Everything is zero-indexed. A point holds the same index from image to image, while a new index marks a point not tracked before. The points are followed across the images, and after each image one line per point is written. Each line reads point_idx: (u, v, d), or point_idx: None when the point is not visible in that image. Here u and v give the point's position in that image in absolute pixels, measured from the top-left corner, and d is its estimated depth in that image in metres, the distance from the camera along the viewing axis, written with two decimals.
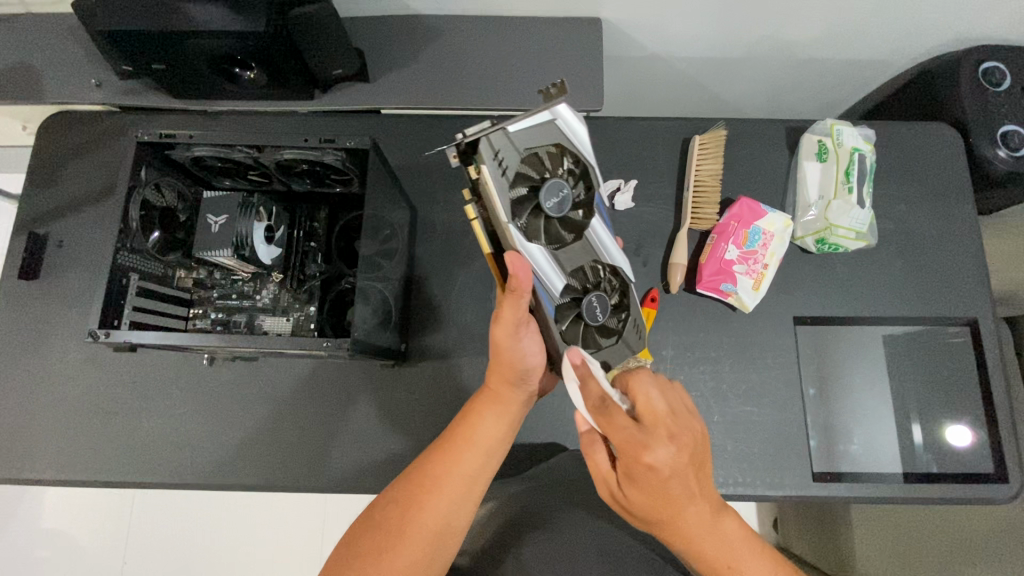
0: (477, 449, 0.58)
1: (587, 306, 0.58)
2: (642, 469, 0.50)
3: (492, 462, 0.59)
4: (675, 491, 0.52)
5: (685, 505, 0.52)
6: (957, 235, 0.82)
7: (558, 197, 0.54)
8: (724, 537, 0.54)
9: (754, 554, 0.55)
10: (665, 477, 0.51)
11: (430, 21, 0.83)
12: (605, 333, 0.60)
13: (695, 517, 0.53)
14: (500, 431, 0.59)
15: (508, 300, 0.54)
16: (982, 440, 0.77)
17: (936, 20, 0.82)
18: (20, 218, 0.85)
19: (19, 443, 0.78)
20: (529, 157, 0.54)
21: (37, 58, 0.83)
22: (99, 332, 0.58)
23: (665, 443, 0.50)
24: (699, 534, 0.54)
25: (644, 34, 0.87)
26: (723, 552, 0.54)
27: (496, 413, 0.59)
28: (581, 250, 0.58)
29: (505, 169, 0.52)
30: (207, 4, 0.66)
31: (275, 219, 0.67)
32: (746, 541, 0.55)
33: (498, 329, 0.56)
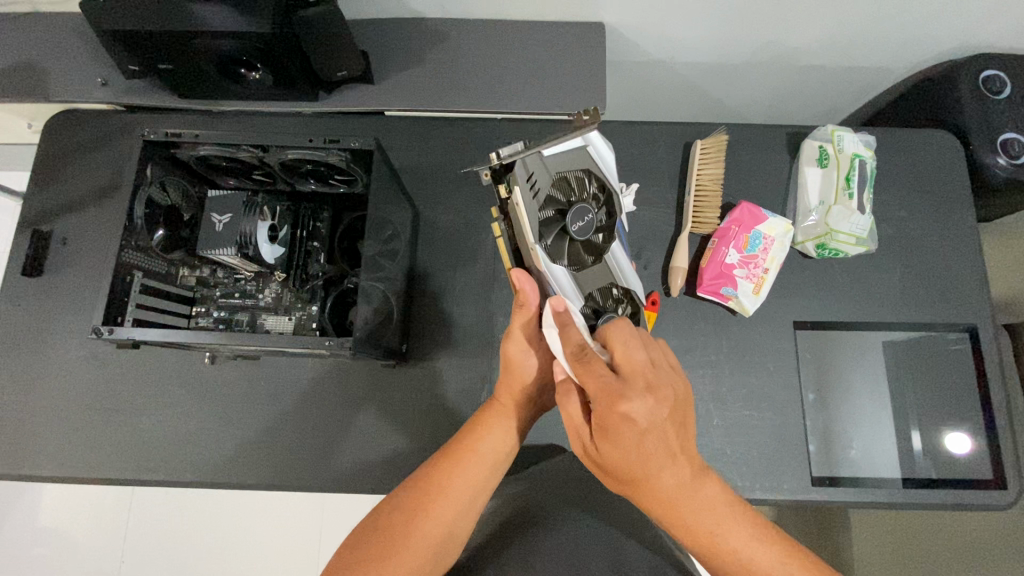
0: (484, 459, 0.58)
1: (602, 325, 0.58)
2: (618, 422, 0.47)
3: (495, 476, 0.59)
4: (652, 448, 0.48)
5: (663, 464, 0.49)
6: (957, 242, 0.83)
7: (583, 221, 0.56)
8: (703, 499, 0.51)
9: (735, 520, 0.52)
10: (642, 431, 0.47)
11: (435, 24, 0.84)
12: None
13: (673, 478, 0.50)
14: (504, 446, 0.60)
15: (519, 317, 0.59)
16: (981, 446, 0.77)
17: (936, 28, 0.83)
18: (25, 215, 0.85)
19: (19, 440, 0.78)
20: (558, 182, 0.57)
21: (44, 57, 0.84)
22: (103, 329, 0.58)
23: (644, 396, 0.47)
24: (676, 496, 0.50)
25: (646, 39, 0.88)
26: (701, 516, 0.51)
27: (503, 425, 0.61)
28: (598, 272, 0.60)
29: (536, 190, 0.55)
30: (213, 6, 0.67)
31: (279, 218, 0.68)
32: (727, 506, 0.52)
33: (510, 345, 0.61)
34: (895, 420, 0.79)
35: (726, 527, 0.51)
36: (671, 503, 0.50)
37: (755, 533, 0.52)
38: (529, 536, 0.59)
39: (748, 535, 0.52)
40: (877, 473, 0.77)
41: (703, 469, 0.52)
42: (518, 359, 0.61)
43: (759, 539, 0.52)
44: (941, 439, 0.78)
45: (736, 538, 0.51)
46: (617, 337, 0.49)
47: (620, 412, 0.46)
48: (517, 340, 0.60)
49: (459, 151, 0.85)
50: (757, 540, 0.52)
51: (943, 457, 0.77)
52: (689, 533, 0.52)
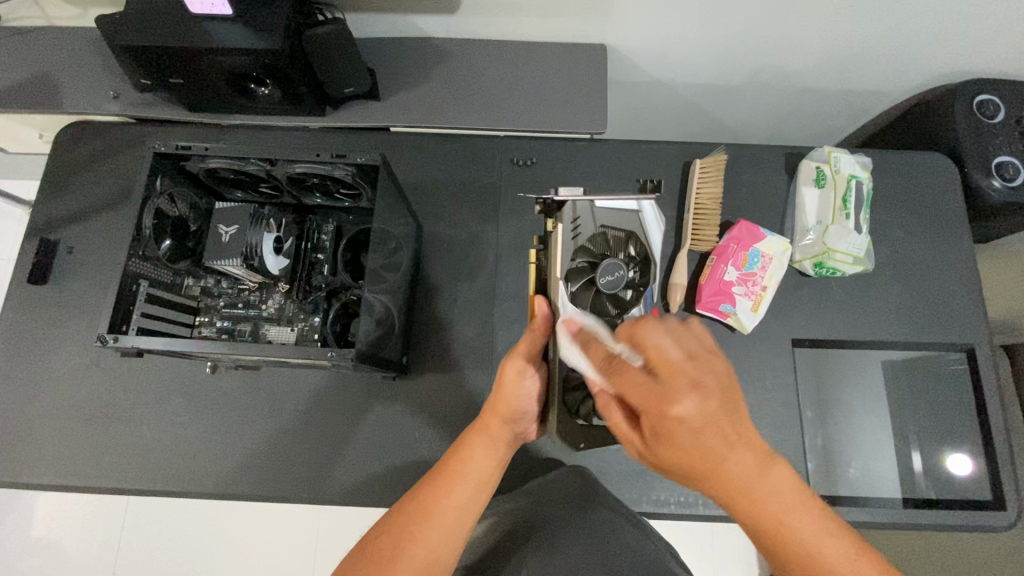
0: (468, 483, 0.55)
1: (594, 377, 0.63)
2: (668, 426, 0.41)
3: (482, 498, 0.56)
4: (711, 446, 0.42)
5: (727, 459, 0.43)
6: (954, 263, 0.84)
7: (612, 275, 0.63)
8: (777, 496, 0.45)
9: (812, 517, 0.45)
10: (695, 432, 0.41)
11: (441, 43, 0.86)
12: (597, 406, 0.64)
13: (739, 471, 0.44)
14: (490, 466, 0.57)
15: (527, 336, 0.61)
16: (980, 467, 0.77)
17: (931, 54, 0.85)
18: (33, 223, 0.86)
19: (18, 447, 0.78)
20: (598, 235, 0.67)
21: (57, 69, 0.85)
22: (108, 336, 0.59)
23: (689, 394, 0.41)
24: (749, 492, 0.44)
25: (647, 61, 0.90)
26: (777, 515, 0.45)
27: (487, 446, 0.57)
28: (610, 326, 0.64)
29: (577, 235, 0.67)
30: (227, 23, 0.69)
31: (284, 231, 0.70)
32: (803, 501, 0.45)
33: (507, 364, 0.58)
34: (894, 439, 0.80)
35: (805, 525, 0.45)
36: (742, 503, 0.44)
37: (836, 534, 0.45)
38: (527, 552, 0.59)
39: (830, 535, 0.45)
40: (877, 492, 0.77)
41: (773, 459, 0.45)
42: (511, 378, 0.57)
43: (840, 538, 0.45)
44: (941, 459, 0.78)
45: (819, 536, 0.45)
46: (644, 338, 0.43)
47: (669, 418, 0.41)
48: (518, 357, 0.57)
49: (462, 166, 0.87)
50: (840, 540, 0.45)
51: (943, 478, 0.77)
52: (769, 535, 0.45)
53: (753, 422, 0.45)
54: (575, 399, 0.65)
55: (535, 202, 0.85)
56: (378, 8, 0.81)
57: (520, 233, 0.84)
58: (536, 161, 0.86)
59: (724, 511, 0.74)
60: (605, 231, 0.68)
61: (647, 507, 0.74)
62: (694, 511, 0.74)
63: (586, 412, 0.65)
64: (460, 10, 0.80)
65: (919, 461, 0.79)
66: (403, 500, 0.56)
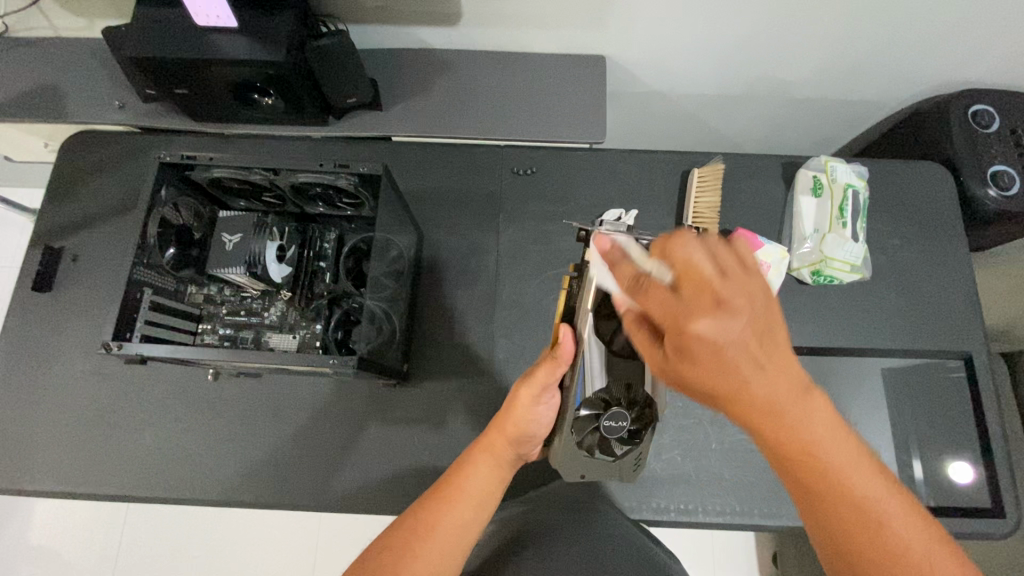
0: (470, 501, 0.56)
1: (606, 418, 0.55)
2: (690, 343, 0.38)
3: (483, 516, 0.57)
4: (739, 363, 0.39)
5: (758, 379, 0.40)
6: (951, 271, 0.84)
7: None
8: (809, 423, 0.42)
9: (843, 447, 0.43)
10: (722, 347, 0.38)
11: (442, 54, 0.87)
12: (603, 446, 0.59)
13: (772, 392, 0.40)
14: (491, 485, 0.57)
15: (546, 364, 0.56)
16: (979, 474, 0.77)
17: (925, 66, 0.86)
18: (38, 232, 0.87)
19: (19, 454, 0.78)
20: None
21: (63, 80, 0.87)
22: (112, 344, 0.59)
23: (715, 311, 0.38)
24: (779, 417, 0.41)
25: (645, 72, 0.91)
26: (806, 441, 0.42)
27: (491, 466, 0.58)
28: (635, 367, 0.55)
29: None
30: (230, 35, 0.70)
31: (287, 238, 0.70)
32: (834, 430, 0.43)
33: (524, 388, 0.57)
34: (894, 447, 0.80)
35: (835, 453, 0.43)
36: (774, 426, 0.41)
37: (864, 465, 0.44)
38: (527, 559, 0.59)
39: (856, 462, 0.43)
40: None
41: (808, 386, 0.42)
42: (523, 404, 0.58)
43: (869, 470, 0.44)
44: (940, 466, 0.78)
45: (845, 467, 0.43)
46: (677, 252, 0.40)
47: (694, 331, 0.38)
48: (532, 385, 0.57)
49: (463, 175, 0.88)
50: (865, 473, 0.44)
51: (943, 485, 0.77)
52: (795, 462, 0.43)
53: (788, 345, 0.41)
54: (581, 434, 0.58)
55: (535, 211, 0.86)
56: (380, 20, 0.82)
57: (520, 241, 0.85)
58: (535, 171, 0.87)
59: (724, 518, 0.74)
60: None
61: (647, 515, 0.74)
62: (694, 519, 0.74)
63: (591, 446, 0.59)
64: (461, 22, 0.81)
65: (919, 470, 0.78)
66: (405, 514, 0.56)
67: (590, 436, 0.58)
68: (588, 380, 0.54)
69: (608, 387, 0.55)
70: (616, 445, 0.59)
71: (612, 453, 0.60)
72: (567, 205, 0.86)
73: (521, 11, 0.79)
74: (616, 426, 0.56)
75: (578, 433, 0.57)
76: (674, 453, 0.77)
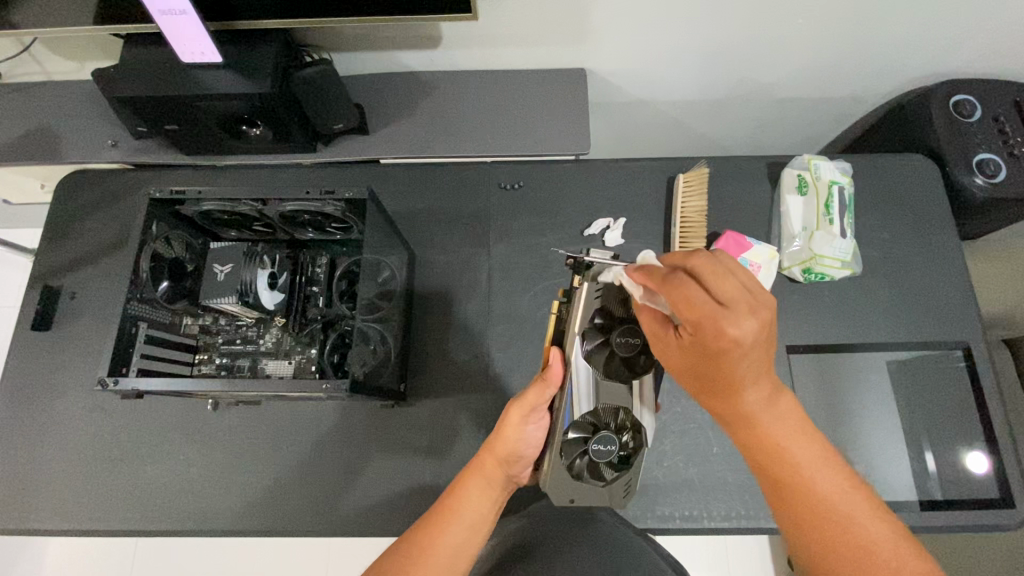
0: (464, 523, 0.56)
1: (594, 441, 0.56)
2: (707, 345, 0.45)
3: (477, 541, 0.56)
4: (744, 367, 0.46)
5: (739, 384, 0.47)
6: (943, 261, 0.84)
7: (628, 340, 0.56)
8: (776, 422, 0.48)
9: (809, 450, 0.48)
10: (745, 351, 0.44)
11: (425, 77, 0.89)
12: (593, 469, 0.57)
13: (750, 394, 0.48)
14: (485, 508, 0.57)
15: (536, 385, 0.58)
16: (985, 464, 0.77)
17: (901, 61, 0.87)
18: (37, 272, 0.88)
19: (23, 493, 0.79)
20: (621, 297, 0.56)
21: (55, 120, 0.89)
22: (108, 380, 0.60)
23: (730, 317, 0.42)
24: (759, 421, 0.48)
25: (626, 82, 0.92)
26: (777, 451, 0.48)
27: (484, 489, 0.58)
28: (620, 391, 0.58)
29: (599, 296, 0.56)
30: (216, 71, 0.72)
31: (278, 266, 0.70)
32: (805, 434, 0.49)
33: (513, 409, 0.58)
34: (899, 443, 0.79)
35: (807, 459, 0.48)
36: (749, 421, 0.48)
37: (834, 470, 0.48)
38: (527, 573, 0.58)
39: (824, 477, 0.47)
40: (881, 496, 0.76)
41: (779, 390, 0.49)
42: (513, 423, 0.58)
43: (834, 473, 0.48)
44: (945, 459, 0.77)
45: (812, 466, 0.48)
46: (681, 274, 0.44)
47: (710, 335, 0.43)
48: (523, 405, 0.58)
49: (451, 193, 0.89)
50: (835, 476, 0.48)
51: (951, 476, 0.76)
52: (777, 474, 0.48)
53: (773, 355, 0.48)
54: (571, 457, 0.57)
55: (525, 224, 0.87)
56: (363, 47, 0.84)
57: (511, 255, 0.86)
58: (522, 185, 0.88)
59: (729, 523, 0.74)
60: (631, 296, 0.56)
61: (652, 524, 0.74)
62: (699, 525, 0.74)
63: (581, 470, 0.57)
64: (442, 44, 0.83)
65: (931, 462, 0.77)
66: (400, 539, 0.56)
67: (579, 459, 0.57)
68: (578, 403, 0.57)
69: (595, 410, 0.57)
70: (605, 468, 0.57)
71: (601, 479, 0.57)
72: (556, 217, 0.87)
73: (499, 31, 0.80)
74: (606, 450, 0.56)
75: (566, 456, 0.56)
76: (676, 460, 0.76)
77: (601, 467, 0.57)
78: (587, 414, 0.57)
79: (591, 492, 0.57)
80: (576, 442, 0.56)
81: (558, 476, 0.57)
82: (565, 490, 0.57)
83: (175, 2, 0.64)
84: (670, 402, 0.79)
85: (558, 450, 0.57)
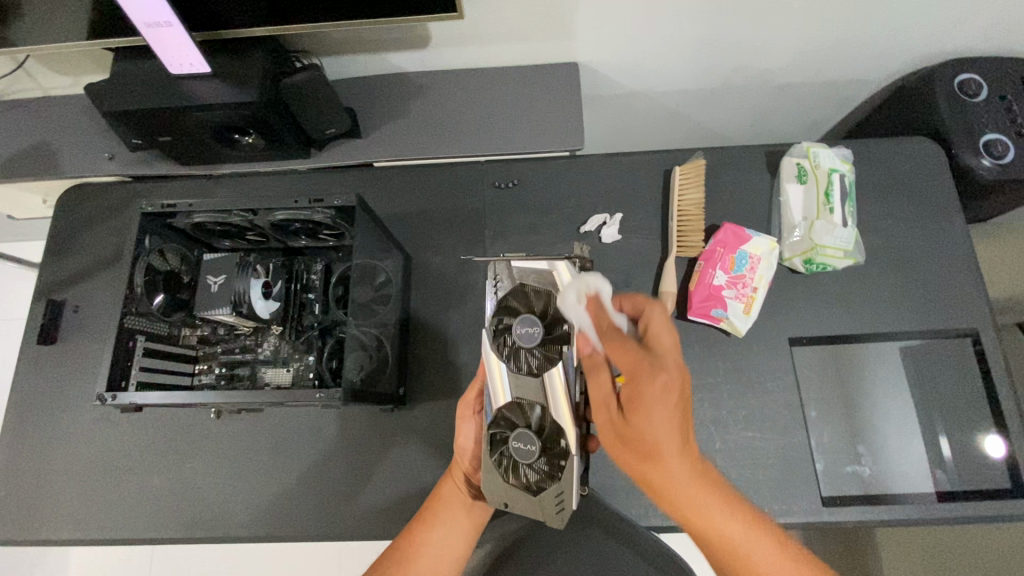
0: (430, 516, 0.62)
1: (512, 440, 0.54)
2: (640, 409, 0.52)
3: (445, 532, 0.61)
4: (659, 439, 0.53)
5: (668, 459, 0.53)
6: (950, 246, 0.82)
7: (529, 328, 0.56)
8: (697, 504, 0.54)
9: (734, 523, 0.54)
10: (667, 404, 0.52)
11: (416, 77, 0.88)
12: (518, 472, 0.55)
13: (673, 473, 0.54)
14: (449, 501, 0.63)
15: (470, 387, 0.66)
16: (1001, 449, 0.75)
17: (903, 40, 0.85)
18: (41, 286, 0.90)
19: (37, 504, 0.81)
20: (517, 289, 0.58)
21: (51, 136, 0.89)
22: (107, 396, 0.61)
23: (658, 372, 0.52)
24: (694, 490, 0.54)
25: (620, 74, 0.91)
26: (703, 523, 0.54)
27: (449, 485, 0.64)
28: (537, 387, 0.56)
29: (495, 291, 0.58)
30: (207, 82, 0.73)
31: (273, 274, 0.71)
32: (723, 507, 0.54)
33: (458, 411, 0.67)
34: (908, 433, 0.78)
35: (729, 530, 0.53)
36: (668, 492, 0.54)
37: (760, 536, 0.54)
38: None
39: (741, 533, 0.53)
40: (889, 487, 0.75)
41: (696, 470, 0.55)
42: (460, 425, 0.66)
43: (756, 538, 0.53)
44: (957, 449, 0.76)
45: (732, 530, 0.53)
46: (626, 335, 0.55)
47: (641, 393, 0.52)
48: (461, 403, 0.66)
49: (445, 194, 0.88)
50: (761, 541, 0.54)
51: (965, 467, 0.75)
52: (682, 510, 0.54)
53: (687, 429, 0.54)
54: (496, 457, 0.56)
55: (519, 223, 0.86)
56: (351, 50, 0.84)
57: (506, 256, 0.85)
58: (517, 183, 0.87)
59: None
60: (525, 287, 0.57)
61: (656, 522, 0.74)
62: None
63: (510, 472, 0.55)
64: (431, 44, 0.83)
65: (948, 449, 0.76)
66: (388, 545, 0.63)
67: (504, 460, 0.55)
68: (499, 393, 0.57)
69: (513, 407, 0.56)
70: (532, 472, 0.54)
71: (533, 488, 0.55)
72: (552, 215, 0.86)
73: (486, 28, 0.80)
74: (527, 449, 0.54)
75: (492, 456, 0.56)
76: None
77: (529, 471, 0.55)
78: (507, 407, 0.56)
79: (521, 496, 0.55)
80: (500, 440, 0.56)
81: (491, 481, 0.56)
82: (498, 495, 0.55)
83: (159, 15, 0.64)
84: None
85: (486, 450, 0.56)
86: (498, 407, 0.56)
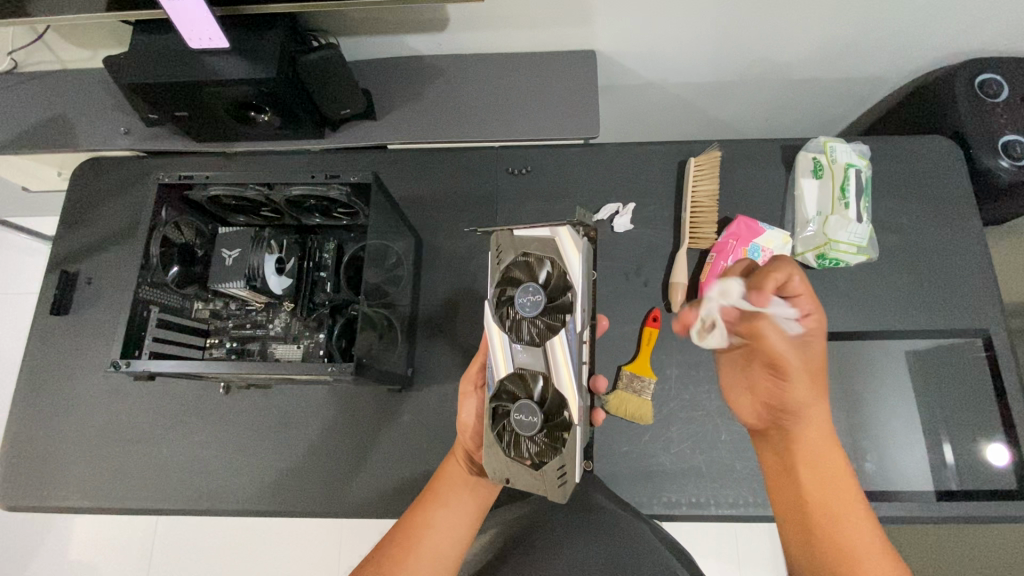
0: (433, 485, 0.64)
1: (515, 411, 0.55)
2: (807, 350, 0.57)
3: (447, 498, 0.62)
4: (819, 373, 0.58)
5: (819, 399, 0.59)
6: (965, 246, 0.82)
7: (530, 296, 0.57)
8: (820, 446, 0.59)
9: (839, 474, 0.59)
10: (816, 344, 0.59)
11: (434, 60, 0.88)
12: (519, 444, 0.56)
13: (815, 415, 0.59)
14: (450, 472, 0.65)
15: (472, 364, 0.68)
16: (1002, 455, 0.75)
17: (927, 38, 0.84)
18: (55, 257, 0.90)
19: (46, 471, 0.82)
20: (519, 257, 0.59)
21: (68, 108, 0.90)
22: (121, 362, 0.62)
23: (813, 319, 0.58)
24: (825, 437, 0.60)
25: (638, 64, 0.91)
26: (814, 460, 0.60)
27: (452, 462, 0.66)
28: (538, 357, 0.57)
29: (498, 260, 0.59)
30: (225, 56, 0.73)
31: (287, 251, 0.71)
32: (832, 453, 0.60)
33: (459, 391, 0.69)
34: (915, 431, 0.77)
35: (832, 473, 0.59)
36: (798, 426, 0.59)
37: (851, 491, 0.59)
38: None
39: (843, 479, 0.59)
40: (893, 484, 0.75)
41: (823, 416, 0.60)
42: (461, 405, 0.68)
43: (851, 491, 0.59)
44: (965, 450, 0.75)
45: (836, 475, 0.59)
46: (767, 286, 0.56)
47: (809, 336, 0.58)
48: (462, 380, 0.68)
49: (459, 178, 0.88)
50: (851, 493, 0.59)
51: (972, 468, 0.74)
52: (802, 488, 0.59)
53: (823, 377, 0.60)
54: (497, 430, 0.56)
55: (533, 210, 0.86)
56: (369, 31, 0.84)
57: None
58: (531, 169, 0.87)
59: (737, 511, 0.73)
60: (527, 255, 0.58)
61: (658, 509, 0.74)
62: (707, 512, 0.73)
63: (512, 447, 0.56)
64: (450, 27, 0.83)
65: (950, 453, 0.75)
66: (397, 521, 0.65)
67: (507, 433, 0.56)
68: (500, 364, 0.58)
69: (516, 378, 0.57)
70: (534, 445, 0.56)
71: (535, 463, 0.55)
72: (565, 202, 0.86)
73: (507, 13, 0.79)
74: (528, 421, 0.55)
75: (494, 429, 0.56)
76: (683, 446, 0.76)
77: (531, 444, 0.56)
78: (508, 378, 0.57)
79: (521, 470, 0.55)
80: (502, 413, 0.57)
81: (491, 456, 0.56)
82: (497, 470, 0.56)
83: None
84: (678, 389, 0.78)
85: (488, 423, 0.57)
86: (499, 378, 0.57)
